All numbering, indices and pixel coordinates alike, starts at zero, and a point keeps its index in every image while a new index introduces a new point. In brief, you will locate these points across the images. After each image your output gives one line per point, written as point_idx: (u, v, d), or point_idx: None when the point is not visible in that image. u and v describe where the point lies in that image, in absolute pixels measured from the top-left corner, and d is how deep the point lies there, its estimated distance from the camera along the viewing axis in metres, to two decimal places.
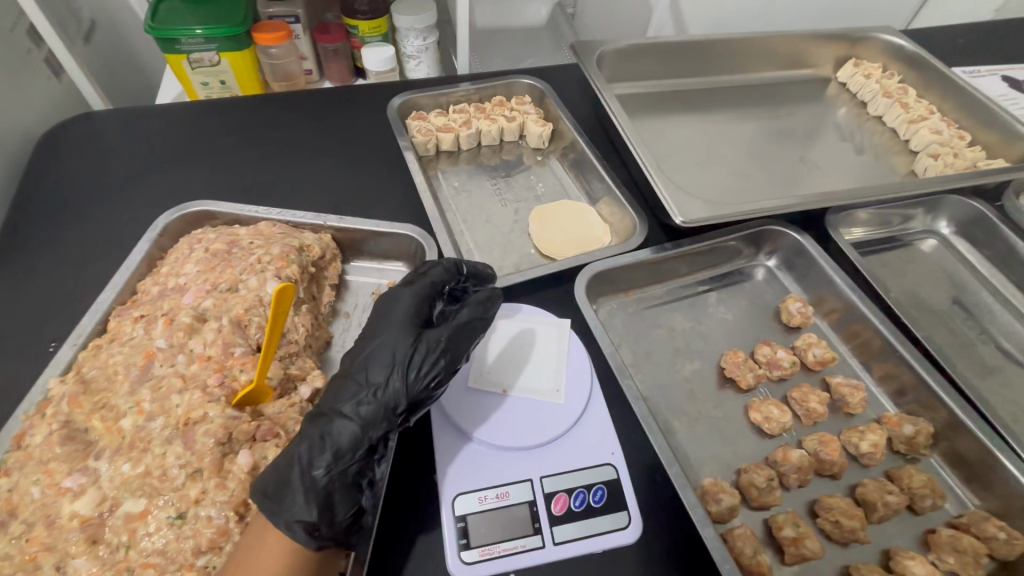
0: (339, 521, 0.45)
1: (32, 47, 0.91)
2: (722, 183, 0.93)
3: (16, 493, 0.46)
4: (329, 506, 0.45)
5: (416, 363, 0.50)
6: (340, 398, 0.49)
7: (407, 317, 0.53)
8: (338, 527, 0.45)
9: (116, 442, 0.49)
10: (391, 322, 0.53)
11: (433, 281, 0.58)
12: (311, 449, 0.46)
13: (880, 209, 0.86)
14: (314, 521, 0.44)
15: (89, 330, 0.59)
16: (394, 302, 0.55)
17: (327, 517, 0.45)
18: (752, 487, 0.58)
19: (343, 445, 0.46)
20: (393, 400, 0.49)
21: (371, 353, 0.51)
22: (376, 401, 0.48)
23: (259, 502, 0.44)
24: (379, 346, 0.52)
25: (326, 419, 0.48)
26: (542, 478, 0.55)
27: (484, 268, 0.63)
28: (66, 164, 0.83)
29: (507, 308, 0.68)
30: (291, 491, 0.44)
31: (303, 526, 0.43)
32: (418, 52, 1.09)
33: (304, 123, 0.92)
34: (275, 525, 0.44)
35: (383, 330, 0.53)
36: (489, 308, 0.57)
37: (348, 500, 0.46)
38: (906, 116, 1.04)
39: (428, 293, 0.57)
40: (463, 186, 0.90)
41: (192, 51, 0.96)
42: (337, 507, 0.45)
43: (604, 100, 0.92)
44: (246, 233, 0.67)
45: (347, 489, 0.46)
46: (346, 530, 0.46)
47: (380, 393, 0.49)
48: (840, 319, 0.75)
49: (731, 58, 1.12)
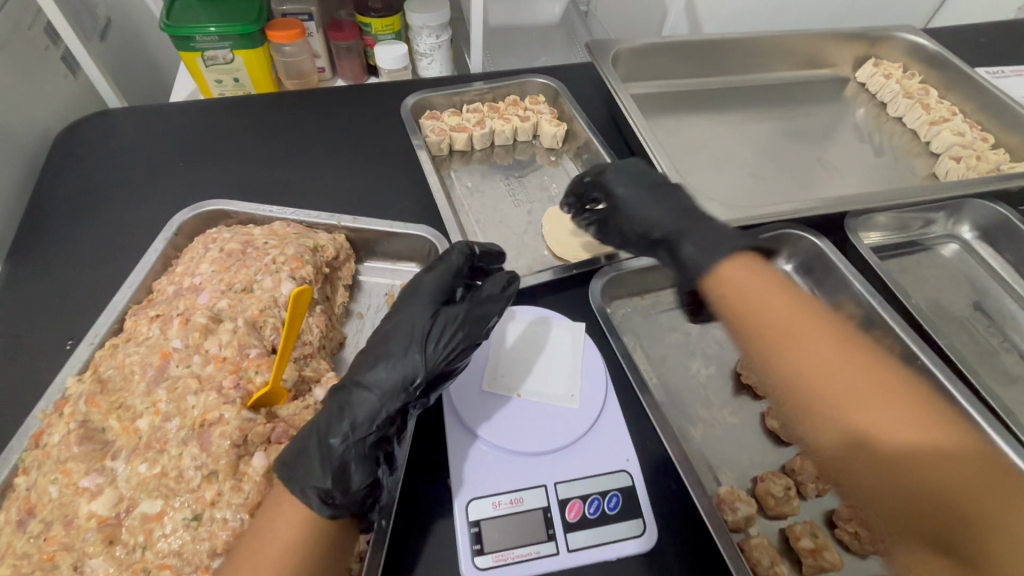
0: (353, 492, 0.45)
1: (49, 45, 0.91)
2: (738, 185, 0.92)
3: (34, 492, 0.47)
4: (344, 473, 0.45)
5: (434, 337, 0.53)
6: (361, 372, 0.51)
7: (428, 295, 0.57)
8: (353, 497, 0.45)
9: (132, 442, 0.49)
10: (412, 300, 0.57)
11: (457, 263, 0.60)
12: (330, 419, 0.48)
13: (900, 213, 0.84)
14: (329, 488, 0.44)
15: (106, 329, 0.59)
16: (418, 282, 0.58)
17: (341, 485, 0.45)
18: (768, 496, 0.57)
19: (361, 415, 0.48)
20: (412, 372, 0.51)
21: (393, 329, 0.54)
22: (395, 372, 0.51)
23: (279, 469, 0.45)
24: (399, 321, 0.55)
25: (345, 391, 0.50)
26: (556, 484, 0.55)
27: (494, 248, 0.66)
28: (82, 162, 0.83)
29: (511, 309, 0.68)
30: (308, 458, 0.46)
31: (318, 491, 0.44)
32: (431, 50, 1.08)
33: (318, 122, 0.92)
34: (291, 491, 0.44)
35: (404, 307, 0.56)
36: (508, 287, 0.59)
37: (363, 471, 0.47)
38: (927, 117, 1.02)
39: (449, 276, 0.59)
40: (476, 186, 0.89)
41: (206, 49, 0.96)
42: (352, 478, 0.46)
43: (619, 100, 0.91)
44: (261, 234, 0.66)
45: (363, 460, 0.47)
46: (361, 501, 0.46)
47: (400, 366, 0.51)
48: (858, 326, 0.75)
49: (748, 57, 1.10)
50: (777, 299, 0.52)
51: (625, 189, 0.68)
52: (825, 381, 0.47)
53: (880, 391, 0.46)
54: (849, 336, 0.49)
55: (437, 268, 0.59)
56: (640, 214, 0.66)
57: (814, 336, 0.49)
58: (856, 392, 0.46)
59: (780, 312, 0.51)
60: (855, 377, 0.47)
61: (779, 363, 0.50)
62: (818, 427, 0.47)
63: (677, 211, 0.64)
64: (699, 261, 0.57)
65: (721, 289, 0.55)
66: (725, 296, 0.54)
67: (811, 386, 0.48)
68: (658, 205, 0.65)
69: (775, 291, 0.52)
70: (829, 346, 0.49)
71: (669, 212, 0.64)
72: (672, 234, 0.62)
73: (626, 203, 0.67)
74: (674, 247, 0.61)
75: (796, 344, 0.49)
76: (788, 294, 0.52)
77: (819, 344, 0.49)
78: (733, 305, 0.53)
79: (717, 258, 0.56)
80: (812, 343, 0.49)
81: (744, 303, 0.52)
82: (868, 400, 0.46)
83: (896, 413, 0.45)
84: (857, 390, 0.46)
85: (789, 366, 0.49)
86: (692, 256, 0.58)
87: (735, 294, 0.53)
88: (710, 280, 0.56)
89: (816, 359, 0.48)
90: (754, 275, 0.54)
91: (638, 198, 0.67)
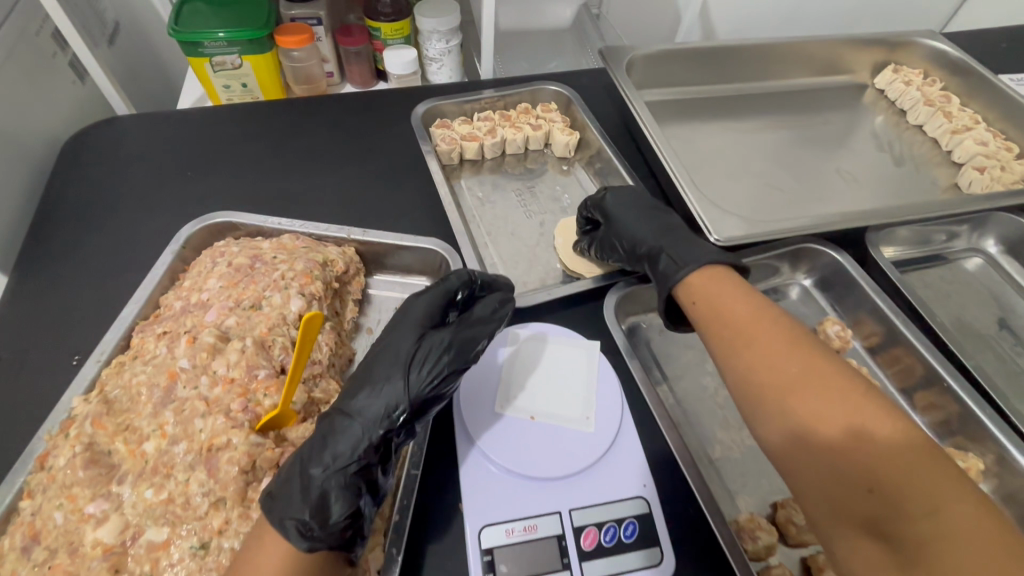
0: (333, 524, 0.43)
1: (57, 51, 0.90)
2: (754, 195, 0.90)
3: (39, 517, 0.46)
4: (323, 504, 0.43)
5: (419, 362, 0.52)
6: (348, 399, 0.51)
7: (416, 321, 0.56)
8: (331, 530, 0.43)
9: (138, 466, 0.48)
10: (400, 326, 0.56)
11: (447, 289, 0.59)
12: (312, 448, 0.47)
13: (922, 227, 0.82)
14: (307, 520, 0.42)
15: (113, 346, 0.58)
16: (408, 308, 0.58)
17: (320, 516, 0.43)
18: (790, 524, 0.55)
19: (342, 444, 0.47)
20: (395, 399, 0.50)
21: (379, 356, 0.54)
22: (379, 401, 0.50)
23: (261, 500, 0.44)
24: (384, 348, 0.54)
25: (329, 419, 0.49)
26: (571, 510, 0.54)
27: (500, 280, 0.64)
28: (89, 171, 0.82)
29: (512, 327, 0.67)
30: (288, 489, 0.44)
31: (295, 523, 0.42)
32: (441, 55, 1.06)
33: (327, 130, 0.91)
34: (271, 524, 0.43)
35: (392, 333, 0.56)
36: (498, 311, 0.59)
37: (345, 501, 0.44)
38: (949, 126, 0.99)
39: (439, 300, 0.58)
40: (487, 196, 0.88)
41: (214, 55, 0.95)
42: (332, 509, 0.44)
43: (633, 108, 0.89)
44: (269, 247, 0.65)
45: (345, 489, 0.45)
46: (342, 534, 0.43)
47: (383, 393, 0.50)
48: (880, 344, 0.73)
49: (764, 63, 1.08)
50: (737, 302, 0.56)
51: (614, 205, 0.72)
52: (767, 373, 0.49)
53: (821, 383, 0.47)
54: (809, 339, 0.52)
55: (427, 293, 0.59)
56: (627, 229, 0.68)
57: (766, 334, 0.52)
58: (796, 381, 0.48)
59: (739, 310, 0.54)
60: (797, 368, 0.49)
61: (732, 358, 0.53)
62: (761, 417, 0.49)
63: (659, 229, 0.69)
64: (672, 271, 0.62)
65: (690, 296, 0.59)
66: (693, 302, 0.59)
67: (754, 378, 0.50)
68: (642, 222, 0.69)
69: (735, 295, 0.56)
70: (779, 342, 0.51)
71: (652, 229, 0.69)
72: (653, 248, 0.66)
73: (618, 218, 0.70)
74: (653, 260, 0.66)
75: (747, 341, 0.52)
76: (750, 298, 0.56)
77: (768, 340, 0.51)
78: (698, 310, 0.58)
79: (688, 267, 0.61)
80: (763, 339, 0.52)
81: (707, 307, 0.57)
82: (806, 389, 0.47)
83: (834, 402, 0.46)
84: (796, 380, 0.48)
85: (739, 361, 0.52)
86: (666, 268, 0.63)
87: (702, 300, 0.58)
88: (678, 288, 0.61)
89: (764, 353, 0.51)
90: (720, 283, 0.58)
91: (626, 215, 0.70)
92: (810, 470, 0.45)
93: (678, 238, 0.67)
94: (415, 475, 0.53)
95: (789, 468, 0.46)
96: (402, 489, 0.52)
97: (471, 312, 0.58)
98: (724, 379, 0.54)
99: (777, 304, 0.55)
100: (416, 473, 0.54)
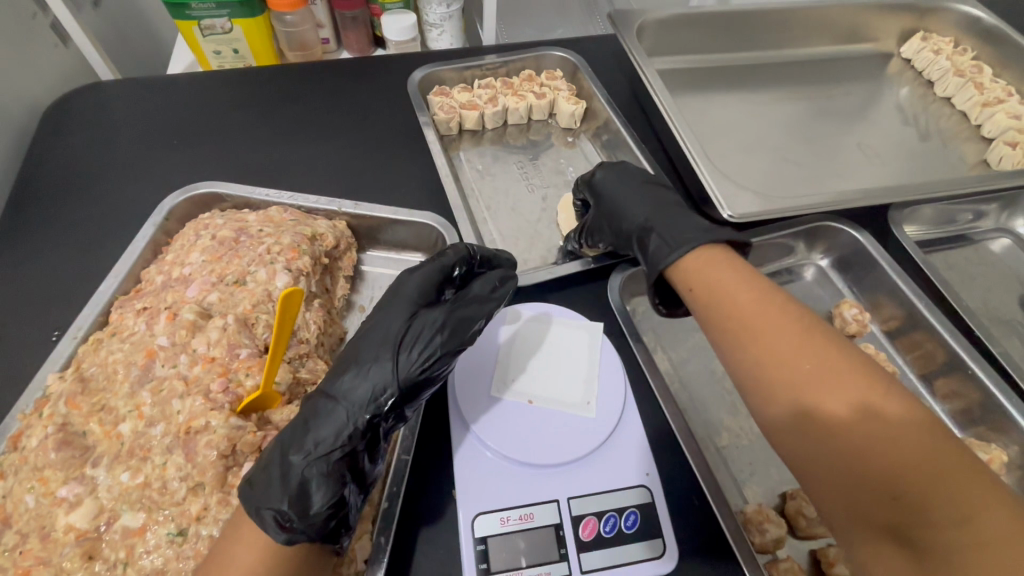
0: (313, 514, 0.40)
1: (37, 11, 0.83)
2: (769, 170, 0.85)
3: (11, 500, 0.44)
4: (303, 494, 0.41)
5: (409, 343, 0.49)
6: (332, 380, 0.47)
7: (410, 297, 0.52)
8: (312, 521, 0.40)
9: (114, 448, 0.45)
10: (392, 302, 0.53)
11: (444, 264, 0.56)
12: (293, 433, 0.44)
13: (947, 204, 0.77)
14: (285, 511, 0.40)
15: (91, 322, 0.55)
16: (401, 284, 0.54)
17: (300, 506, 0.40)
18: (800, 516, 0.52)
19: (325, 430, 0.44)
20: (383, 382, 0.46)
21: (367, 335, 0.50)
22: (368, 383, 0.46)
23: (240, 488, 0.42)
24: (375, 324, 0.51)
25: (311, 402, 0.46)
26: (570, 499, 0.51)
27: (500, 255, 0.61)
28: (72, 138, 0.78)
29: (511, 306, 0.64)
30: (266, 477, 0.42)
31: (273, 513, 0.40)
32: (441, 21, 1.01)
33: (319, 99, 0.86)
34: (248, 514, 0.40)
35: (384, 309, 0.52)
36: (498, 289, 0.56)
37: (327, 490, 0.42)
38: (979, 98, 0.93)
39: (436, 275, 0.55)
40: (487, 169, 0.83)
41: (202, 18, 0.89)
42: (314, 499, 0.41)
43: (643, 75, 0.83)
44: (255, 220, 0.62)
45: (327, 477, 0.42)
46: (324, 525, 0.41)
47: (370, 376, 0.47)
48: (899, 328, 0.69)
49: (784, 30, 1.02)
50: (742, 287, 0.51)
51: (604, 183, 0.67)
52: (779, 368, 0.45)
53: (839, 377, 0.43)
54: (818, 325, 0.48)
55: (421, 268, 0.55)
56: (617, 210, 0.64)
57: (775, 324, 0.47)
58: (810, 377, 0.44)
59: (744, 297, 0.50)
60: (811, 363, 0.44)
61: (738, 352, 0.48)
62: (773, 412, 0.45)
63: (655, 206, 0.63)
64: (662, 254, 0.57)
65: (687, 285, 0.54)
66: (690, 291, 0.54)
67: (764, 374, 0.46)
68: (635, 201, 0.64)
69: (740, 280, 0.52)
70: (790, 333, 0.46)
71: (647, 207, 0.63)
72: (644, 228, 0.61)
73: (609, 200, 0.65)
74: (643, 242, 0.61)
75: (753, 333, 0.48)
76: (755, 284, 0.51)
77: (777, 332, 0.47)
78: (697, 296, 0.53)
79: (679, 252, 0.56)
80: (771, 331, 0.47)
81: (707, 294, 0.52)
82: (823, 386, 0.43)
83: (854, 400, 0.42)
84: (810, 376, 0.44)
85: (746, 356, 0.48)
86: (656, 250, 0.58)
87: (700, 286, 0.53)
88: (670, 271, 0.57)
89: (773, 347, 0.46)
90: (720, 266, 0.53)
91: (616, 195, 0.66)
92: (826, 474, 0.41)
93: (677, 216, 0.61)
94: (404, 461, 0.51)
95: (804, 471, 0.43)
96: (392, 474, 0.50)
97: (469, 290, 0.55)
98: (729, 373, 0.50)
99: (782, 288, 0.51)
100: (406, 458, 0.51)
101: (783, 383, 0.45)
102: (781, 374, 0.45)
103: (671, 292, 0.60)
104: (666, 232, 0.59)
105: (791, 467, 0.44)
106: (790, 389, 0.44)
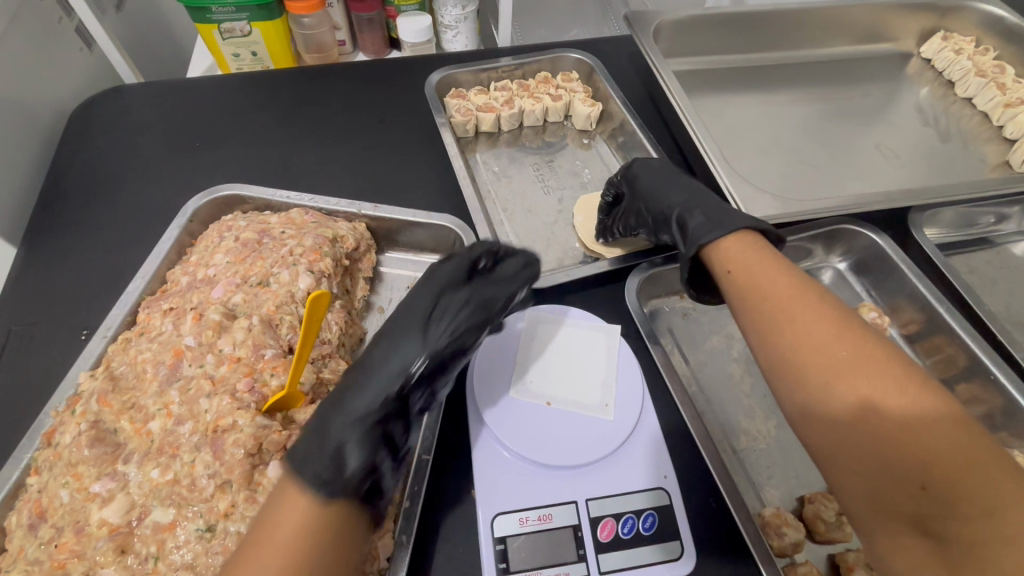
0: (351, 476, 0.40)
1: (62, 17, 0.86)
2: (786, 172, 0.84)
3: (45, 495, 0.45)
4: (341, 456, 0.41)
5: (439, 318, 0.50)
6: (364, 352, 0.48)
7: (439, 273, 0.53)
8: (351, 482, 0.40)
9: (144, 445, 0.47)
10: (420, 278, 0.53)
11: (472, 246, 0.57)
12: (326, 405, 0.44)
13: (967, 207, 0.77)
14: (325, 473, 0.39)
15: (119, 321, 0.57)
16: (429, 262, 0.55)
17: (338, 469, 0.40)
18: (818, 520, 0.52)
19: (359, 399, 0.44)
20: (414, 355, 0.47)
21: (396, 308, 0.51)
22: (397, 354, 0.47)
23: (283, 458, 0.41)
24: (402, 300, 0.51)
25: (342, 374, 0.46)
26: (588, 500, 0.51)
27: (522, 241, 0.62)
28: (96, 141, 0.80)
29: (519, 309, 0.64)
30: (305, 444, 0.42)
31: (314, 475, 0.39)
32: (456, 22, 1.01)
33: (337, 102, 0.87)
34: (291, 479, 0.40)
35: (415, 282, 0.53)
36: (522, 271, 0.57)
37: (364, 455, 0.42)
38: (1002, 99, 0.92)
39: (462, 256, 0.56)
40: (504, 171, 0.84)
41: (223, 21, 0.90)
42: (350, 462, 0.41)
43: (659, 76, 0.83)
44: (278, 222, 0.63)
45: (363, 442, 0.42)
46: (361, 487, 0.41)
47: (401, 348, 0.47)
48: (919, 332, 0.68)
49: (801, 31, 1.01)
50: (779, 276, 0.50)
51: (642, 171, 0.68)
52: (812, 354, 0.45)
53: (873, 368, 0.42)
54: (852, 317, 0.47)
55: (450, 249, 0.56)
56: (655, 195, 0.64)
57: (810, 312, 0.47)
58: (844, 367, 0.43)
59: (779, 285, 0.49)
60: (846, 351, 0.44)
61: (769, 338, 0.48)
62: (802, 400, 0.45)
63: (693, 191, 0.63)
64: (703, 232, 0.57)
65: (726, 267, 0.54)
66: (729, 272, 0.53)
67: (797, 360, 0.45)
68: (672, 186, 0.64)
69: (774, 268, 0.51)
70: (823, 319, 0.46)
71: (685, 191, 0.63)
72: (682, 209, 0.61)
73: (646, 186, 0.66)
74: (682, 222, 0.60)
75: (786, 320, 0.47)
76: (789, 272, 0.50)
77: (811, 320, 0.46)
78: (734, 281, 0.52)
79: (722, 231, 0.56)
80: (806, 319, 0.46)
81: (744, 279, 0.51)
82: (855, 377, 0.42)
83: (885, 388, 0.41)
84: (844, 364, 0.43)
85: (778, 343, 0.47)
86: (696, 228, 0.58)
87: (739, 270, 0.52)
88: (709, 250, 0.56)
89: (806, 333, 0.46)
90: (757, 254, 0.53)
91: (652, 181, 0.66)
92: (853, 462, 0.41)
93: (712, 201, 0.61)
94: (426, 460, 0.52)
95: (827, 457, 0.43)
96: (413, 473, 0.50)
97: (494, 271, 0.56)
98: (758, 360, 0.49)
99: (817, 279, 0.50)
100: (427, 458, 0.52)
101: (816, 368, 0.44)
102: (814, 360, 0.44)
103: (704, 278, 0.60)
104: (707, 212, 0.59)
105: (814, 453, 0.44)
106: (821, 374, 0.44)
